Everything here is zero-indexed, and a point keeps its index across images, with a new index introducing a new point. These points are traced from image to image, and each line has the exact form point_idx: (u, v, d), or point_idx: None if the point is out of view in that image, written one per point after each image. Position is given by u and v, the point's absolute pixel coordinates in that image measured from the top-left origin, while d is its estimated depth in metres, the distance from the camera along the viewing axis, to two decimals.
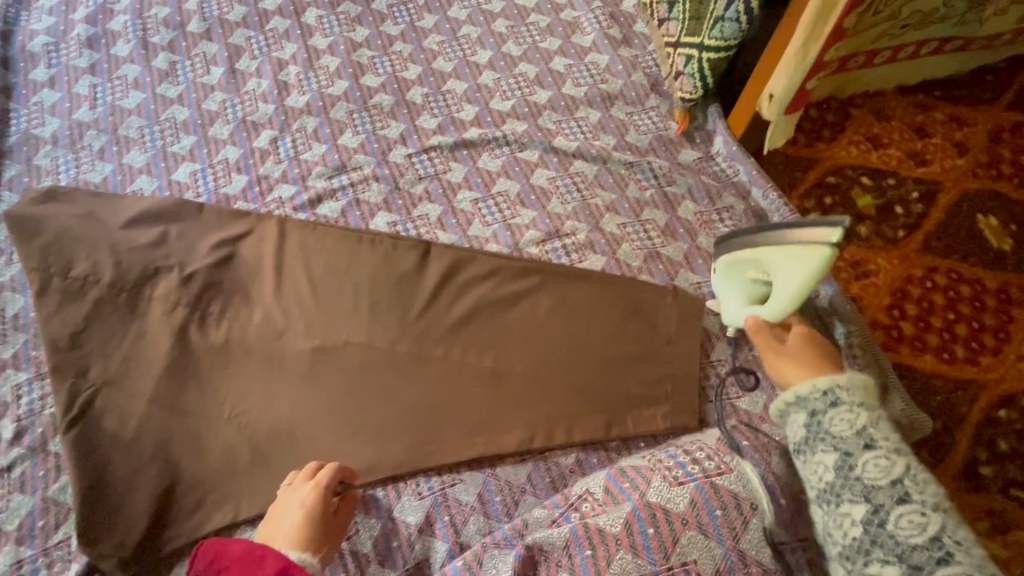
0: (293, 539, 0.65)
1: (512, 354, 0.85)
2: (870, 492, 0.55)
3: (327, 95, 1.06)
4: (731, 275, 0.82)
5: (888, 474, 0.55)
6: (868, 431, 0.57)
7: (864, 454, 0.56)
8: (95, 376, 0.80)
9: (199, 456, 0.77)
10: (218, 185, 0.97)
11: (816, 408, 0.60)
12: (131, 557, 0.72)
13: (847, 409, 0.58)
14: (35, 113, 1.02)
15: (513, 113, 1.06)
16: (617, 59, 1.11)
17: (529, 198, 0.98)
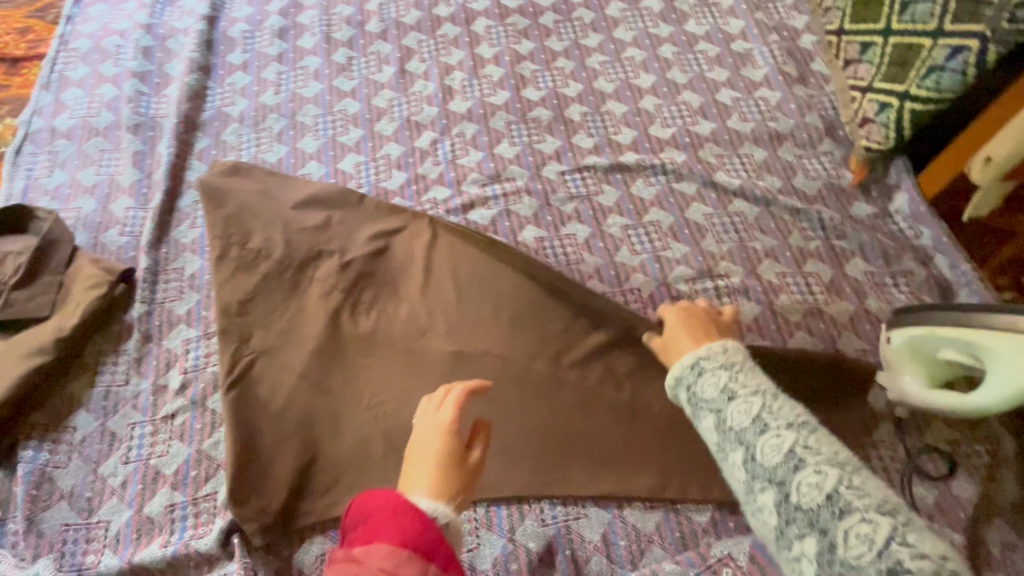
0: (423, 488, 0.54)
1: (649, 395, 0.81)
2: (743, 437, 0.50)
3: (489, 103, 1.08)
4: (921, 352, 0.74)
5: (755, 418, 0.50)
6: (730, 386, 0.53)
7: (731, 404, 0.51)
8: (255, 343, 0.84)
9: (338, 438, 0.80)
10: (379, 179, 1.01)
11: (687, 381, 0.55)
12: (272, 523, 0.75)
13: (711, 374, 0.54)
14: (227, 92, 1.11)
15: (673, 142, 1.02)
16: (790, 98, 1.05)
17: (683, 233, 0.94)
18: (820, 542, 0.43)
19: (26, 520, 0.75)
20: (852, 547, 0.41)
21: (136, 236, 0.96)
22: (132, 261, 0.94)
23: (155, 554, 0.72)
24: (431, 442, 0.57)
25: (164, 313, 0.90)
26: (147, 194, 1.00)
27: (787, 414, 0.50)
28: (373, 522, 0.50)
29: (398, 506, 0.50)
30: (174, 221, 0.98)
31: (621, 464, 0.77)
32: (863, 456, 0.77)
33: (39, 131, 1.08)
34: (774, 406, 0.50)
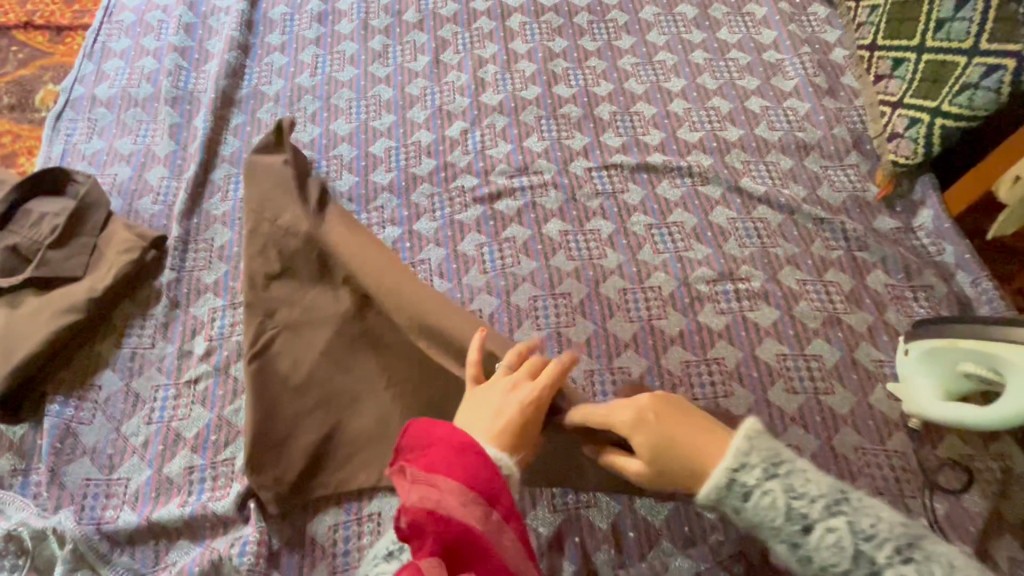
0: (490, 438, 0.58)
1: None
2: (825, 560, 0.49)
3: (520, 97, 1.10)
4: (939, 365, 0.74)
5: (834, 536, 0.48)
6: (797, 509, 0.49)
7: (804, 529, 0.49)
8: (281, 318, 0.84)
9: (356, 415, 0.80)
10: (409, 164, 1.03)
11: (732, 505, 0.51)
12: (286, 493, 0.76)
13: (762, 493, 0.50)
14: (265, 72, 1.14)
15: (700, 145, 1.03)
16: (820, 109, 1.06)
17: (706, 235, 0.95)
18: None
19: (49, 472, 0.76)
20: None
21: (169, 205, 0.98)
22: (164, 230, 0.96)
23: (173, 513, 0.74)
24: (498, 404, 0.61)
25: (193, 281, 0.92)
26: (181, 165, 1.02)
27: (876, 531, 0.48)
28: (434, 450, 0.52)
29: (463, 444, 0.52)
30: (207, 193, 1.00)
31: None
32: (875, 464, 0.77)
33: (80, 99, 1.10)
34: (856, 520, 0.48)
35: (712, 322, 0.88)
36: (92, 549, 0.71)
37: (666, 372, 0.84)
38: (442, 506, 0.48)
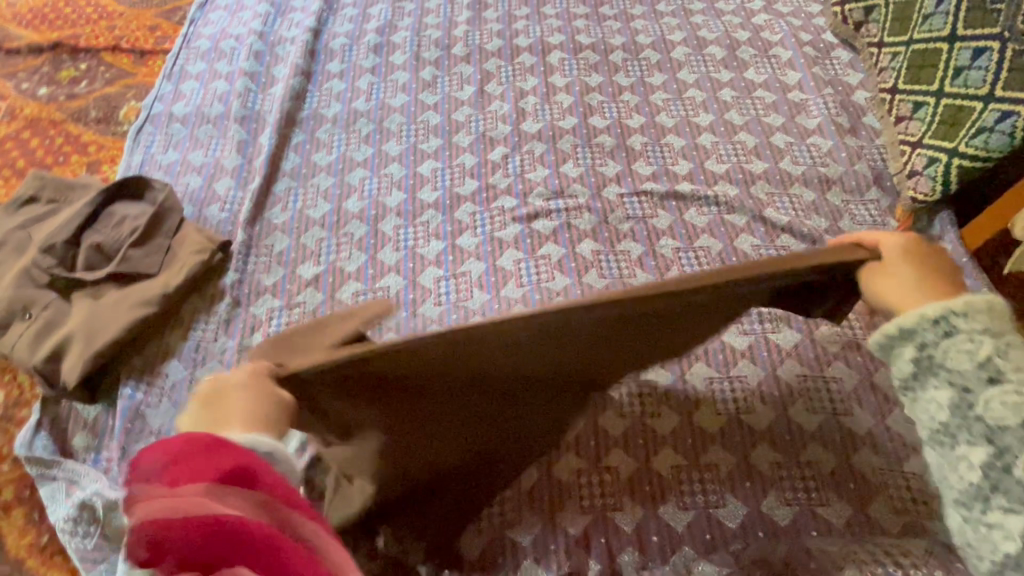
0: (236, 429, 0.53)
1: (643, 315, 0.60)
2: (994, 433, 0.52)
3: (558, 126, 1.18)
4: None
5: (1018, 411, 0.51)
6: (994, 364, 0.52)
7: (988, 390, 0.52)
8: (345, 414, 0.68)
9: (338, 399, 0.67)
10: (453, 184, 1.11)
11: (926, 340, 0.54)
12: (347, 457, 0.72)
13: (967, 340, 0.53)
14: (325, 97, 1.24)
15: (726, 176, 1.10)
16: (842, 146, 1.12)
17: (731, 259, 1.00)
18: (991, 454, 0.52)
19: (120, 449, 0.83)
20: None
21: (234, 213, 1.08)
22: (229, 235, 1.05)
23: None
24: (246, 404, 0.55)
25: (253, 283, 1.00)
26: (247, 177, 1.12)
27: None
28: (176, 468, 0.43)
29: (217, 442, 0.44)
30: (268, 203, 1.09)
31: (658, 468, 0.82)
32: (892, 485, 0.80)
33: (158, 115, 1.22)
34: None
35: (735, 341, 0.92)
36: None
37: (690, 386, 0.89)
38: (181, 508, 0.40)
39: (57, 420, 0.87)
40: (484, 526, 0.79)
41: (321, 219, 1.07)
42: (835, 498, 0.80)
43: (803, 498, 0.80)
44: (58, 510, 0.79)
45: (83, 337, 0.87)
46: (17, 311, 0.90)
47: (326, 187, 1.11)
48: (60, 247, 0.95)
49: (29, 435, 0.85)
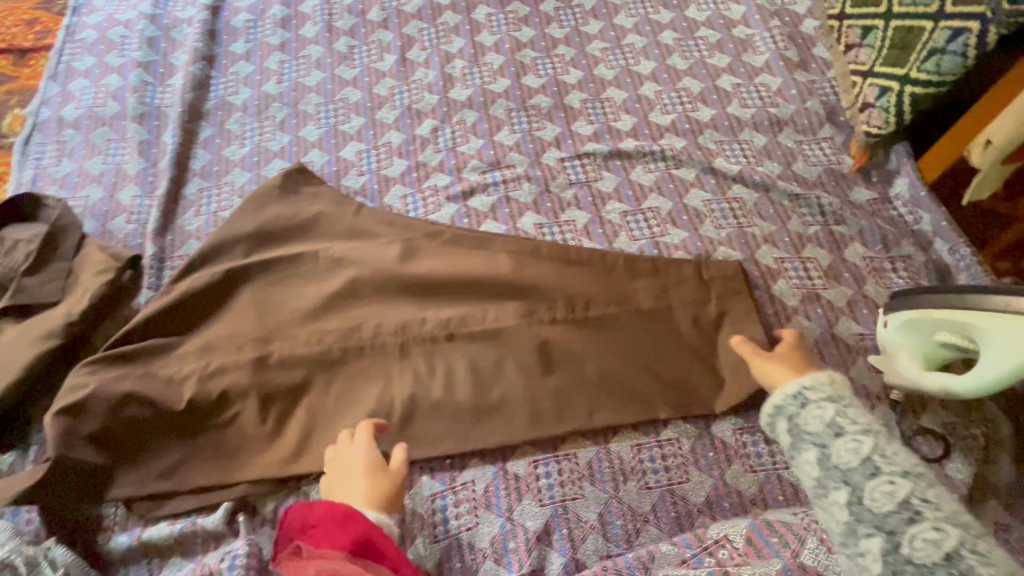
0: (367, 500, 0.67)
1: (626, 372, 0.80)
2: (847, 475, 0.54)
3: (489, 91, 1.08)
4: (918, 334, 0.73)
5: (859, 455, 0.54)
6: (838, 421, 0.57)
7: (836, 442, 0.56)
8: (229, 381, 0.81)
9: (280, 318, 0.86)
10: (380, 166, 1.02)
11: (790, 412, 0.60)
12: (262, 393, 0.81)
13: (816, 406, 0.58)
14: (231, 82, 1.12)
15: (672, 128, 1.02)
16: (792, 83, 1.05)
17: (681, 218, 0.94)
18: (849, 493, 0.53)
19: None
20: (879, 501, 0.51)
21: (142, 223, 0.98)
22: (139, 249, 0.96)
23: (163, 531, 0.75)
24: (365, 465, 0.71)
25: None
26: (153, 182, 1.02)
27: (897, 457, 0.53)
28: (316, 531, 0.60)
29: (344, 516, 0.61)
30: (180, 208, 1.00)
31: (618, 448, 0.79)
32: None
33: (47, 121, 1.09)
34: (883, 447, 0.54)
35: None
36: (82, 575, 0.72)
37: None
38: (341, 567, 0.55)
39: None
40: (440, 533, 0.75)
41: None
42: None
43: (768, 463, 0.77)
44: None
45: None
46: None
47: (242, 184, 1.02)
48: None
49: None
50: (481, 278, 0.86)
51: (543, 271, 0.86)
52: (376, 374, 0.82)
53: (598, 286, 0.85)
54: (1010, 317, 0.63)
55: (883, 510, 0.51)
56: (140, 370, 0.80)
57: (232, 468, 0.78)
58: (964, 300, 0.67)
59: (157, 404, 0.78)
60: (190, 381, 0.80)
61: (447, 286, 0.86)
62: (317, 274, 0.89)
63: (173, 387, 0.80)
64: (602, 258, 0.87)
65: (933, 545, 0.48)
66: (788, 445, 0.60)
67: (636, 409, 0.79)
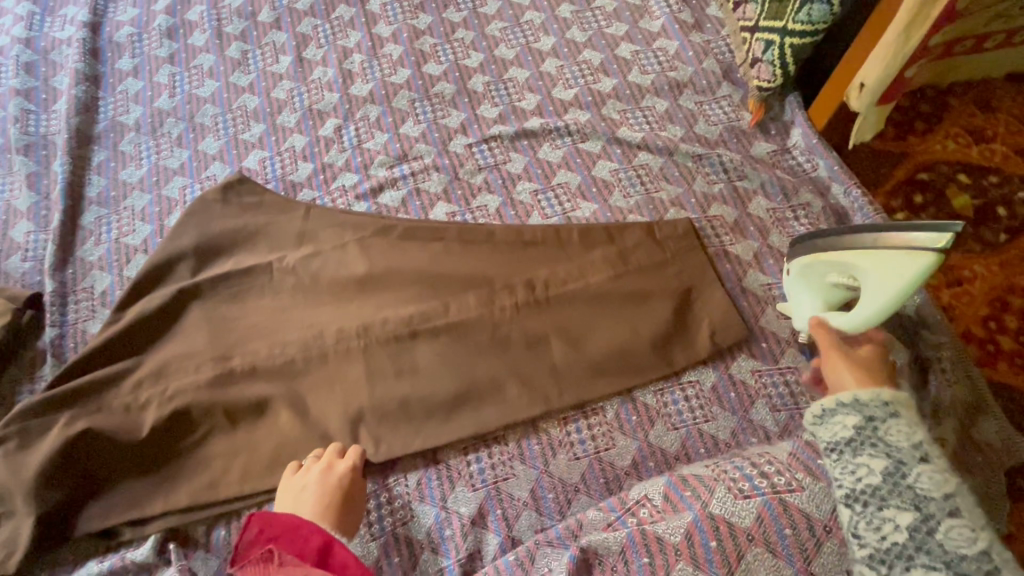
0: (329, 521, 0.70)
1: (575, 332, 0.84)
2: (921, 501, 0.49)
3: (390, 83, 1.06)
4: (813, 280, 0.77)
5: (944, 487, 0.49)
6: (924, 444, 0.52)
7: (919, 465, 0.51)
8: (151, 411, 0.81)
9: (199, 342, 0.86)
10: (286, 172, 1.00)
11: (874, 414, 0.54)
12: (184, 419, 0.81)
13: (905, 420, 0.53)
14: (120, 102, 1.07)
15: (576, 102, 1.03)
16: (688, 45, 1.06)
17: (590, 191, 0.95)
18: (918, 519, 0.49)
19: None
20: (957, 541, 0.47)
21: (39, 259, 0.94)
22: (39, 286, 0.92)
23: (93, 570, 0.74)
24: (332, 487, 0.72)
25: (77, 334, 0.88)
26: (47, 216, 0.97)
27: (975, 505, 0.49)
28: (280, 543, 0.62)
29: (309, 529, 0.64)
30: (78, 239, 0.96)
31: (544, 425, 0.81)
32: (769, 385, 0.81)
33: None
34: (964, 489, 0.50)
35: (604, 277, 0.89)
36: None
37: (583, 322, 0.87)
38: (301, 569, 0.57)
39: None
40: (376, 531, 0.75)
41: (142, 244, 0.95)
42: (718, 412, 0.80)
43: (688, 418, 0.80)
44: None
45: None
46: None
47: (142, 207, 0.98)
48: None
49: None
50: (407, 279, 0.90)
51: (475, 259, 0.91)
52: (300, 384, 0.84)
53: (532, 262, 0.90)
54: (872, 255, 0.67)
55: (955, 547, 0.47)
56: (56, 412, 0.80)
57: (159, 497, 0.77)
58: (837, 243, 0.71)
59: (71, 443, 0.77)
60: (108, 417, 0.80)
61: (370, 288, 0.90)
62: (233, 297, 0.90)
63: (88, 425, 0.78)
64: (529, 234, 0.91)
65: None
66: (847, 439, 0.55)
67: (581, 367, 0.82)
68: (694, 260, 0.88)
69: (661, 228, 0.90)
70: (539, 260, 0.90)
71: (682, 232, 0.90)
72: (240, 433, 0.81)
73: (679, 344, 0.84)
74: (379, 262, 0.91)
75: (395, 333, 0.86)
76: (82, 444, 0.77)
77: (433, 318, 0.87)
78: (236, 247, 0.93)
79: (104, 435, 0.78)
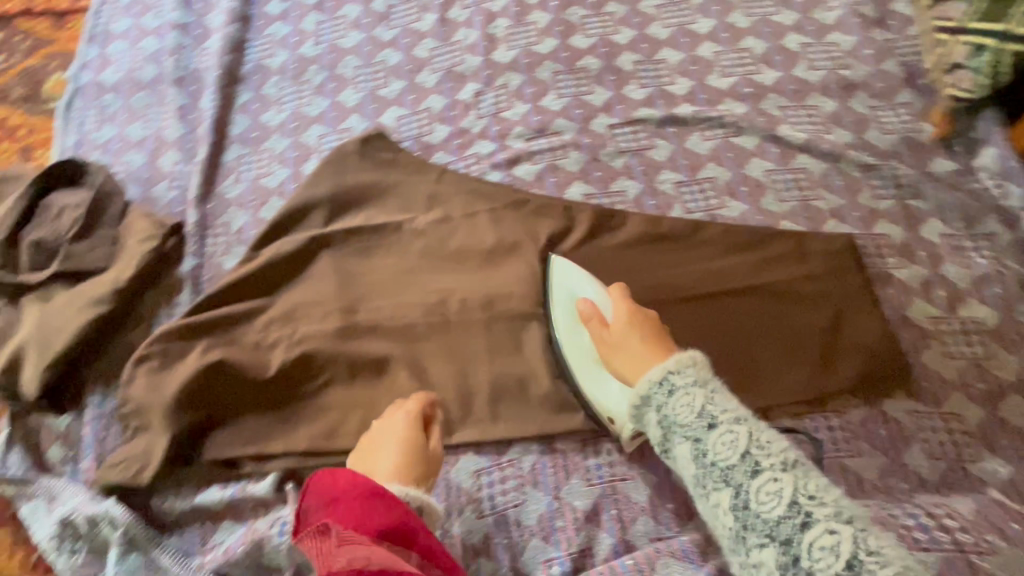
0: (405, 474, 0.67)
1: (709, 340, 0.79)
2: (727, 474, 0.56)
3: (534, 52, 1.02)
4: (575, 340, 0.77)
5: (735, 448, 0.56)
6: (709, 411, 0.58)
7: (710, 435, 0.57)
8: (279, 352, 0.82)
9: (325, 292, 0.86)
10: (422, 132, 0.98)
11: (659, 402, 0.61)
12: (307, 366, 0.82)
13: (685, 392, 0.60)
14: (267, 44, 1.08)
15: (732, 93, 0.95)
16: (867, 43, 0.96)
17: (740, 190, 0.89)
18: (732, 496, 0.55)
19: (97, 460, 0.80)
20: (765, 503, 0.54)
21: (183, 190, 0.97)
22: (181, 216, 0.95)
23: (216, 497, 0.77)
24: (404, 439, 0.69)
25: (214, 267, 0.91)
26: (193, 149, 1.00)
27: (771, 447, 0.56)
28: (341, 504, 0.55)
29: (373, 491, 0.56)
30: (220, 175, 0.98)
31: None
32: (928, 428, 0.74)
33: (86, 86, 1.08)
34: (756, 434, 0.57)
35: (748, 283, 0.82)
36: (143, 533, 0.74)
37: None
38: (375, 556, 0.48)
39: (29, 434, 0.83)
40: (486, 508, 0.74)
41: (278, 187, 0.96)
42: (866, 449, 0.74)
43: (831, 450, 0.74)
44: (40, 529, 0.75)
45: (39, 344, 0.81)
46: None
47: (281, 150, 0.99)
48: None
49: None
50: (536, 256, 0.87)
51: (608, 248, 0.86)
52: (420, 349, 0.83)
53: (668, 260, 0.84)
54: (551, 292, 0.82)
55: (767, 509, 0.53)
56: (192, 341, 0.82)
57: (279, 436, 0.79)
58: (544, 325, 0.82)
59: (205, 372, 0.79)
60: (238, 352, 0.81)
61: (496, 262, 0.87)
62: (361, 252, 0.90)
63: (220, 357, 0.80)
64: (670, 227, 0.86)
65: (830, 548, 0.50)
66: (658, 434, 0.62)
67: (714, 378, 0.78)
68: (850, 282, 0.81)
69: (813, 242, 0.83)
70: (674, 259, 0.84)
71: (840, 250, 0.83)
72: (359, 388, 0.82)
73: (825, 370, 0.77)
74: (509, 236, 0.88)
75: (519, 314, 0.83)
76: (214, 373, 0.80)
77: (558, 303, 0.83)
78: (368, 201, 0.93)
79: (234, 368, 0.80)
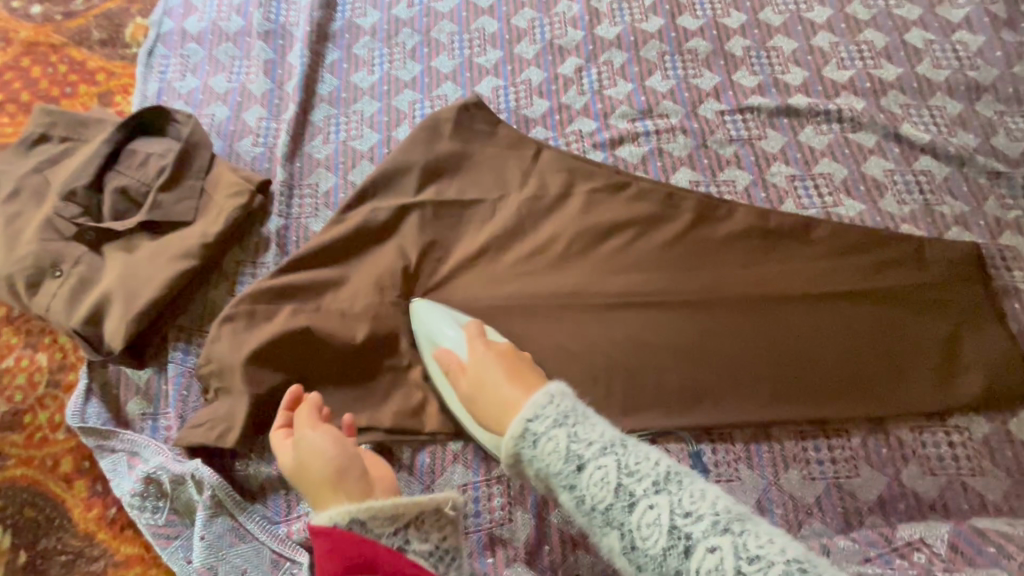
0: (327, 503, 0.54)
1: (819, 345, 0.75)
2: (608, 516, 0.44)
3: (640, 29, 0.97)
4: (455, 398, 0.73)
5: (608, 486, 0.43)
6: (573, 450, 0.45)
7: (580, 477, 0.44)
8: (371, 321, 0.79)
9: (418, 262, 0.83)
10: (519, 105, 0.94)
11: (525, 453, 0.47)
12: (399, 337, 0.79)
13: (546, 438, 0.46)
14: (358, 3, 1.04)
15: (851, 86, 0.91)
16: (997, 44, 0.91)
17: (858, 189, 0.84)
18: (623, 539, 0.43)
19: (178, 419, 0.77)
20: (647, 534, 0.42)
21: (269, 147, 0.94)
22: (267, 173, 0.92)
23: None
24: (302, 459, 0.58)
25: (300, 229, 0.88)
26: (279, 105, 0.97)
27: (642, 468, 0.44)
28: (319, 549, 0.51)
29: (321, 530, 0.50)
30: (307, 134, 0.95)
31: (777, 434, 0.74)
32: None
33: (169, 33, 1.04)
34: (625, 459, 0.44)
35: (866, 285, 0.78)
36: (229, 497, 0.72)
37: None
38: None
39: (107, 385, 0.80)
40: None
41: (368, 151, 0.93)
42: (989, 468, 0.70)
43: (951, 467, 0.71)
44: (123, 484, 0.74)
45: (124, 295, 0.78)
46: (46, 268, 0.80)
47: (372, 114, 0.96)
48: (83, 193, 0.84)
49: (79, 404, 0.78)
50: (637, 243, 0.83)
51: (716, 238, 0.82)
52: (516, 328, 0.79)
53: (779, 255, 0.80)
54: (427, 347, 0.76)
55: (647, 542, 0.42)
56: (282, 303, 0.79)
57: (369, 408, 0.76)
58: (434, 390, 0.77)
59: (295, 336, 0.77)
60: (329, 317, 0.79)
61: (595, 245, 0.83)
62: (454, 224, 0.86)
63: (311, 323, 0.77)
64: (784, 221, 0.81)
65: (717, 572, 0.40)
66: (540, 482, 0.48)
67: (825, 384, 0.74)
68: (975, 293, 0.76)
69: (938, 248, 0.78)
70: (785, 255, 0.80)
71: (966, 258, 0.78)
72: None
73: (946, 384, 0.73)
74: (611, 218, 0.84)
75: (620, 301, 0.79)
76: (304, 338, 0.77)
77: (660, 293, 0.79)
78: (461, 172, 0.89)
79: (325, 334, 0.77)
